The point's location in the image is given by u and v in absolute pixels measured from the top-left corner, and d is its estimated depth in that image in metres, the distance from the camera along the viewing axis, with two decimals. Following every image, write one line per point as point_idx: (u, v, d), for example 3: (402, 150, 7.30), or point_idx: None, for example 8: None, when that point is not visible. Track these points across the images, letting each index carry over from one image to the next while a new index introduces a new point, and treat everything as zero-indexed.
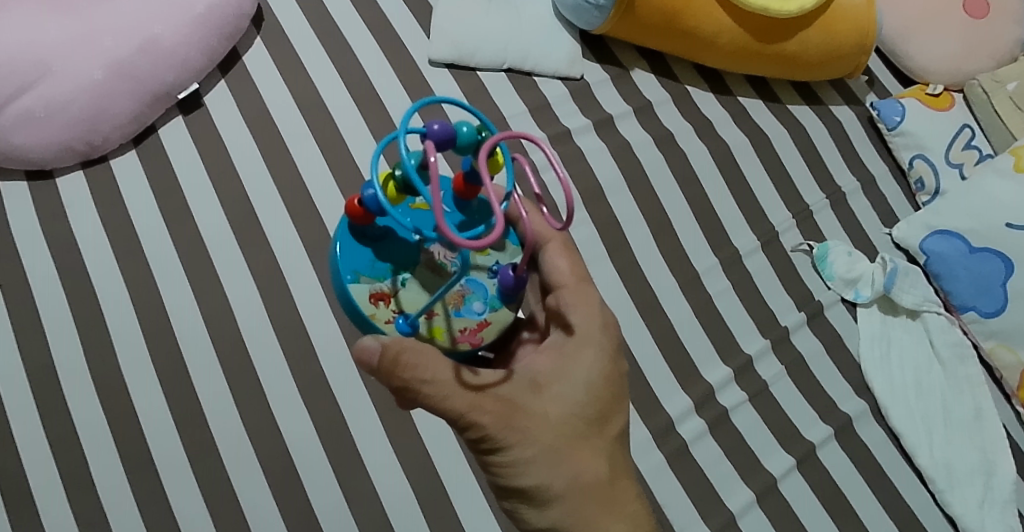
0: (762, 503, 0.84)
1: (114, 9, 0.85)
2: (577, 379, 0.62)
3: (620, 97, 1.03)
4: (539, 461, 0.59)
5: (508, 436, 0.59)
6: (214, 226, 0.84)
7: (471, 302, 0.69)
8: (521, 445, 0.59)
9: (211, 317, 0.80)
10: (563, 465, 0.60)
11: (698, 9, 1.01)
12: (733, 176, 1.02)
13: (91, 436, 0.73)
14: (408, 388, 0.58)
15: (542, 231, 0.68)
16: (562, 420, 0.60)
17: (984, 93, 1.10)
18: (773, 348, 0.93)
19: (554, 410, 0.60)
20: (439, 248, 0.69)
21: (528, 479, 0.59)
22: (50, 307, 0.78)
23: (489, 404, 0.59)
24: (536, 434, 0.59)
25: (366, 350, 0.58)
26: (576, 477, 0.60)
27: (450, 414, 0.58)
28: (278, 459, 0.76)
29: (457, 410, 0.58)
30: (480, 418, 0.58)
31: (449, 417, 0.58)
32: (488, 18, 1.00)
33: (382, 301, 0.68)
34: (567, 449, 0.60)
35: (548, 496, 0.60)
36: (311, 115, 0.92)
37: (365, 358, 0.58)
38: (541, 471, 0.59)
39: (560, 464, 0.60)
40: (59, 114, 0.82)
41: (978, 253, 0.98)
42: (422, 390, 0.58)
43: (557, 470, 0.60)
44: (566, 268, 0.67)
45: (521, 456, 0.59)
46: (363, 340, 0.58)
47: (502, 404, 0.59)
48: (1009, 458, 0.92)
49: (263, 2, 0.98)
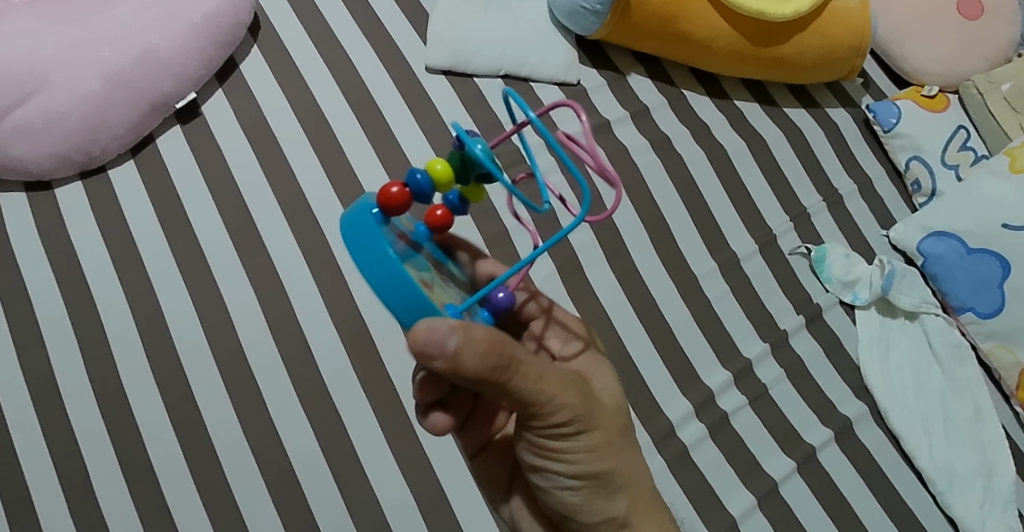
0: (763, 507, 0.84)
1: (112, 18, 0.85)
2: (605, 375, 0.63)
3: (616, 102, 1.04)
4: (610, 444, 0.58)
5: (592, 422, 0.56)
6: (212, 235, 0.84)
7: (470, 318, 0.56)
8: (601, 432, 0.57)
9: (211, 327, 0.80)
10: (624, 452, 0.60)
11: (693, 13, 1.01)
12: (730, 179, 1.02)
13: (92, 446, 0.73)
14: (501, 377, 0.49)
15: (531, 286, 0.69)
16: (614, 410, 0.60)
17: (979, 94, 1.10)
18: (772, 351, 0.94)
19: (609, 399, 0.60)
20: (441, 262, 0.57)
21: (600, 467, 0.58)
22: (50, 317, 0.78)
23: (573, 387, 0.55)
24: (608, 422, 0.58)
25: (447, 335, 0.47)
26: (632, 464, 0.61)
27: (539, 401, 0.52)
28: (279, 467, 0.76)
29: (553, 394, 0.52)
30: (571, 400, 0.54)
31: (539, 403, 0.52)
32: (484, 24, 1.01)
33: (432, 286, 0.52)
34: (625, 431, 0.60)
35: (619, 475, 0.59)
36: (308, 123, 0.92)
37: (442, 343, 0.46)
38: (612, 452, 0.58)
39: (624, 445, 0.60)
40: (58, 125, 0.82)
41: (975, 254, 0.98)
42: (515, 378, 0.50)
43: (623, 449, 0.59)
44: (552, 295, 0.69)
45: (600, 443, 0.57)
46: (437, 321, 0.46)
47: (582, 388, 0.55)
48: (1009, 459, 0.92)
49: (259, 10, 0.98)
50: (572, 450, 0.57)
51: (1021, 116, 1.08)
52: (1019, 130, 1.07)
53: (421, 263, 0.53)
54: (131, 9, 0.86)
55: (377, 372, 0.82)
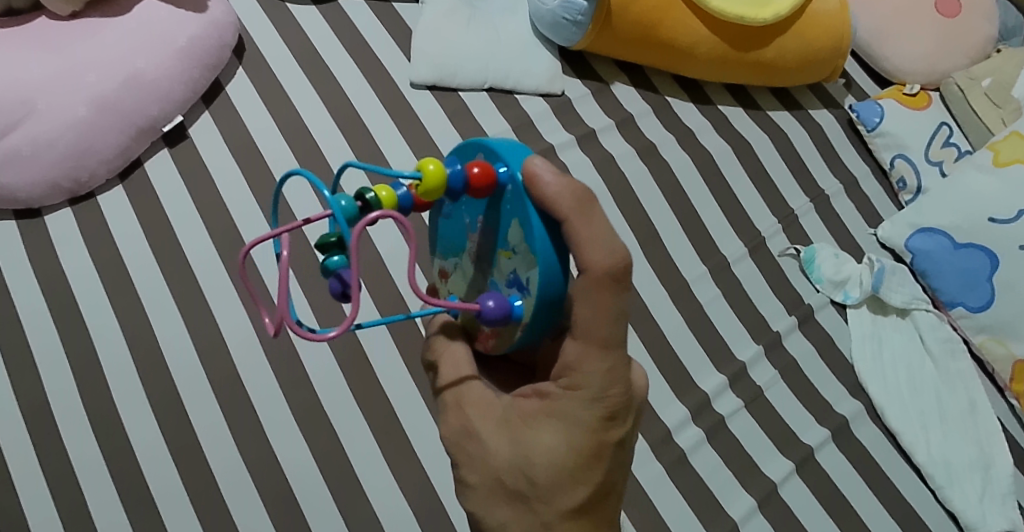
0: (764, 509, 0.84)
1: (97, 45, 0.87)
2: (550, 437, 0.51)
3: (601, 111, 1.04)
4: (478, 492, 0.54)
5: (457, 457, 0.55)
6: (203, 256, 0.85)
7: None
8: (466, 464, 0.54)
9: (205, 348, 0.80)
10: (497, 507, 0.53)
11: (674, 20, 1.02)
12: (717, 184, 1.03)
13: (88, 472, 0.73)
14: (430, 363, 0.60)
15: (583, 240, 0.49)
16: (506, 465, 0.52)
17: (960, 91, 1.11)
18: (766, 353, 0.94)
19: (502, 449, 0.53)
20: (477, 238, 0.56)
21: (469, 503, 0.55)
22: (43, 344, 0.78)
23: (450, 411, 0.56)
24: (480, 462, 0.53)
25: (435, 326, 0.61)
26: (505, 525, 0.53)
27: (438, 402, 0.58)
28: (277, 487, 0.76)
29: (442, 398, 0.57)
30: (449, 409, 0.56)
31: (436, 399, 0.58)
32: (467, 38, 1.01)
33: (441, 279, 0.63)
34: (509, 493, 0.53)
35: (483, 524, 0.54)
36: (295, 142, 0.93)
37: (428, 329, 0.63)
38: (478, 502, 0.54)
39: (501, 502, 0.53)
40: (46, 152, 0.83)
41: (963, 249, 0.99)
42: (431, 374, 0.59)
43: (489, 502, 0.53)
44: (588, 314, 0.50)
45: (465, 474, 0.54)
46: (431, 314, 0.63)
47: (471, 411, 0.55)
48: (1006, 452, 0.92)
49: (243, 32, 0.99)
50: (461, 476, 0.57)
51: (1002, 110, 1.09)
52: (1001, 125, 1.08)
53: (456, 250, 0.59)
54: (116, 36, 0.88)
55: (373, 388, 0.82)
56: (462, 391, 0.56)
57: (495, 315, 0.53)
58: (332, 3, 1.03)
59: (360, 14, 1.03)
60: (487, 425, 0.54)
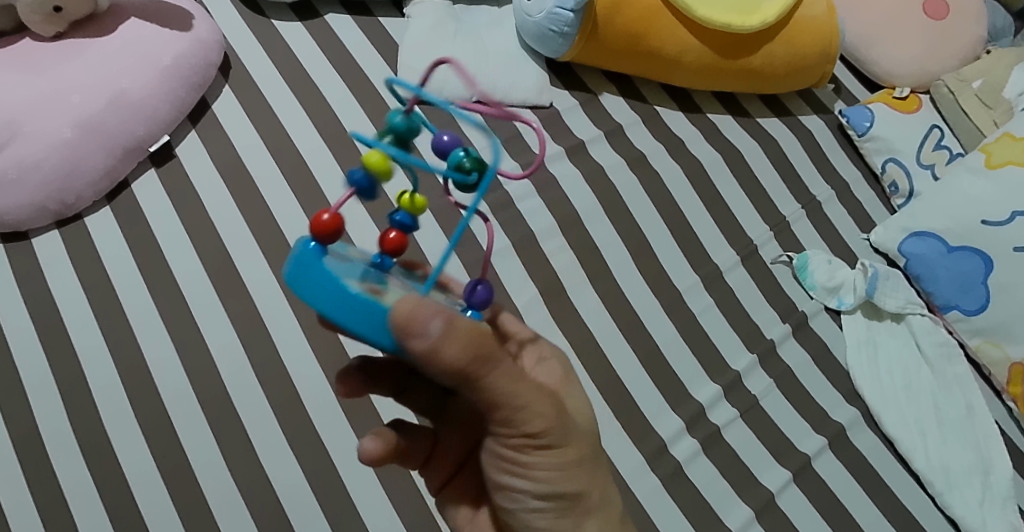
0: (761, 520, 0.83)
1: (80, 67, 0.87)
2: (580, 395, 0.59)
3: (590, 122, 1.04)
4: (584, 468, 0.54)
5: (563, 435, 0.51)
6: (192, 277, 0.84)
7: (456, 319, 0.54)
8: (574, 445, 0.52)
9: (194, 371, 0.79)
10: (595, 472, 0.55)
11: (662, 30, 1.02)
12: (708, 192, 1.03)
13: (79, 499, 0.72)
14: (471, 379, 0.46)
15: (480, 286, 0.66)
16: (590, 427, 0.56)
17: (950, 93, 1.11)
18: (761, 362, 0.93)
19: (584, 418, 0.56)
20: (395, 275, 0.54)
21: (573, 484, 0.53)
22: (31, 367, 0.77)
23: (554, 408, 0.50)
24: (581, 437, 0.54)
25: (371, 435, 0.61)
26: (603, 485, 0.56)
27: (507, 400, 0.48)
28: (269, 508, 0.75)
29: (529, 400, 0.49)
30: (549, 412, 0.50)
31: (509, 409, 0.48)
32: (454, 51, 1.01)
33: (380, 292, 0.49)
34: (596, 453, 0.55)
35: (589, 497, 0.55)
36: (282, 159, 0.92)
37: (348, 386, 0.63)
38: (582, 477, 0.54)
39: (597, 468, 0.55)
40: (32, 175, 0.82)
41: (956, 252, 0.98)
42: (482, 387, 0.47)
43: (595, 470, 0.55)
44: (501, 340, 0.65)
45: (572, 455, 0.53)
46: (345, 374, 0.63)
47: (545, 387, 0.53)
48: (1005, 456, 0.92)
49: (228, 50, 0.99)
50: (543, 470, 0.52)
51: (993, 112, 1.09)
52: (993, 126, 1.08)
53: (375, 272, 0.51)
54: (100, 57, 0.88)
55: (364, 405, 0.81)
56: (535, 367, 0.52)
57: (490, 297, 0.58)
58: (317, 19, 1.03)
59: (345, 30, 1.03)
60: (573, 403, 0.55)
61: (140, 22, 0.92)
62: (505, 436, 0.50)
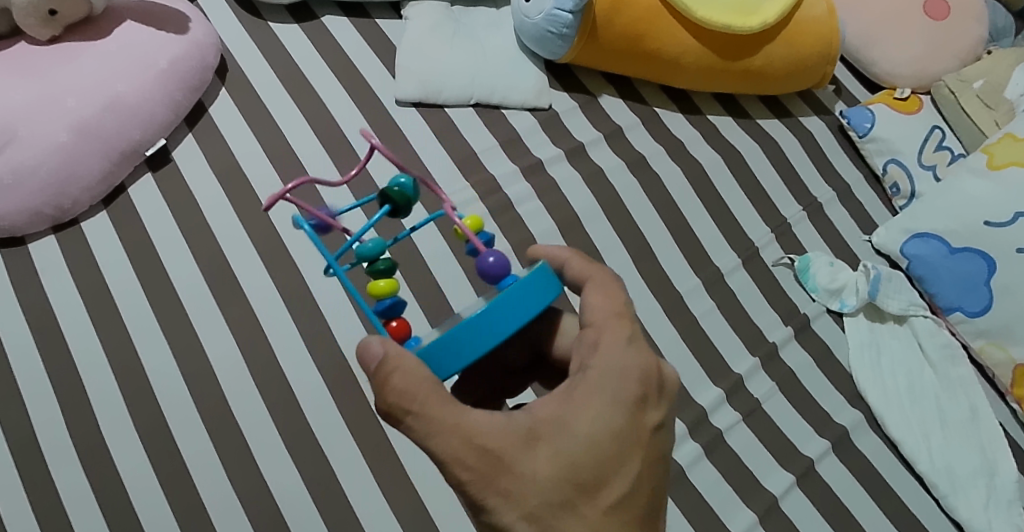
0: (765, 524, 0.83)
1: (76, 71, 0.87)
2: (577, 433, 0.48)
3: (589, 124, 1.03)
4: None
5: (488, 497, 0.47)
6: (189, 281, 0.83)
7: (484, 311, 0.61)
8: (502, 507, 0.47)
9: (191, 376, 0.79)
10: None
11: (661, 31, 1.01)
12: (708, 194, 1.02)
13: (77, 506, 0.72)
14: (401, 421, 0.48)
15: (583, 273, 0.57)
16: (554, 483, 0.47)
17: (952, 94, 1.11)
18: (763, 366, 0.93)
19: (545, 471, 0.47)
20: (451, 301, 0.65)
21: None
22: (28, 373, 0.77)
23: (470, 466, 0.47)
24: (518, 499, 0.47)
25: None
26: None
27: (429, 454, 0.48)
28: (268, 514, 0.74)
29: (438, 454, 0.47)
30: (458, 470, 0.47)
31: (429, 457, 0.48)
32: (452, 53, 1.00)
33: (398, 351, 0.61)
34: (561, 510, 0.47)
35: None
36: (279, 162, 0.92)
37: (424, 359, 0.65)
38: None
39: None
40: (28, 180, 0.82)
41: (959, 253, 0.98)
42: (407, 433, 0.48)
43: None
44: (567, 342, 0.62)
45: (505, 518, 0.47)
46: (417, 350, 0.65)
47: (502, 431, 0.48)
48: (1010, 458, 0.91)
49: (225, 53, 0.98)
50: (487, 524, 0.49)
51: (995, 112, 1.08)
52: (994, 127, 1.08)
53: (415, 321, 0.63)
54: (96, 61, 0.88)
55: (363, 410, 0.80)
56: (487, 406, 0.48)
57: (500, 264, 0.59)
58: (314, 21, 1.02)
59: (342, 32, 1.02)
60: (525, 452, 0.47)
61: (136, 25, 0.91)
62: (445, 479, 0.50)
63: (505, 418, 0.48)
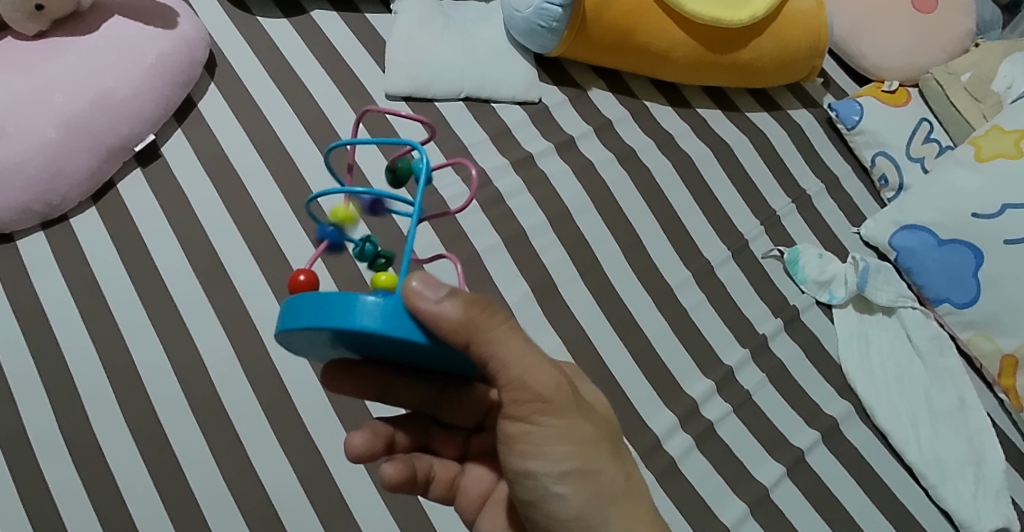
0: (756, 514, 0.83)
1: (64, 66, 0.87)
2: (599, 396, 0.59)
3: (579, 117, 1.04)
4: (596, 448, 0.54)
5: (570, 409, 0.52)
6: (179, 276, 0.83)
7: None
8: (577, 427, 0.52)
9: (183, 371, 0.79)
10: (606, 458, 0.54)
11: (649, 24, 1.02)
12: (698, 187, 1.02)
13: (69, 502, 0.72)
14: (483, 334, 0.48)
15: None
16: (605, 416, 0.57)
17: (939, 86, 1.11)
18: (753, 357, 0.93)
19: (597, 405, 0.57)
20: None
21: (577, 460, 0.53)
22: (19, 371, 0.76)
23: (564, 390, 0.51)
24: (591, 418, 0.54)
25: (428, 282, 0.47)
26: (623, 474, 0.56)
27: (514, 361, 0.49)
28: (260, 508, 0.74)
29: (532, 362, 0.50)
30: (554, 385, 0.51)
31: (516, 371, 0.49)
32: (442, 47, 1.00)
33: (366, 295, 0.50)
34: (616, 442, 0.56)
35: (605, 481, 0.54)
36: (269, 157, 0.92)
37: (390, 479, 0.63)
38: (594, 458, 0.54)
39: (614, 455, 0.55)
40: (15, 177, 0.81)
41: (947, 245, 0.98)
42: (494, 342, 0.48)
43: (605, 454, 0.54)
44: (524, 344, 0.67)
45: (575, 435, 0.52)
46: (382, 471, 0.63)
47: (529, 403, 0.50)
48: (998, 449, 0.92)
49: (214, 48, 0.98)
50: (554, 446, 0.52)
51: (982, 105, 1.09)
52: (981, 120, 1.08)
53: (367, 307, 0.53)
54: (84, 55, 0.88)
55: (354, 402, 0.80)
56: (540, 362, 0.50)
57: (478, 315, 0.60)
58: (302, 16, 1.02)
59: (331, 25, 1.02)
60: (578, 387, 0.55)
61: (124, 19, 0.91)
62: (519, 395, 0.50)
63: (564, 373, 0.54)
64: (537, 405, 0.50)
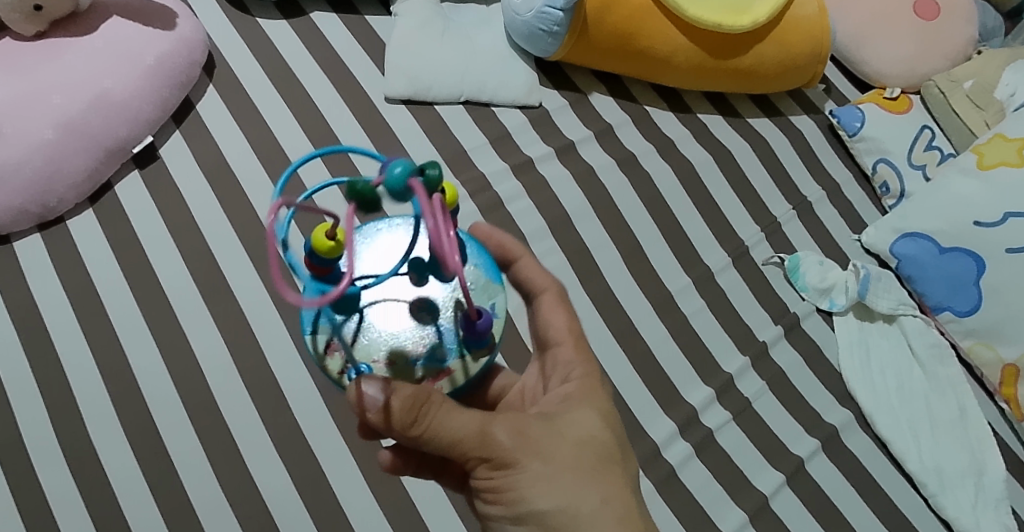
0: (755, 523, 0.82)
1: (63, 67, 0.86)
2: (585, 418, 0.59)
3: (579, 122, 1.03)
4: (560, 483, 0.55)
5: (520, 459, 0.55)
6: (176, 278, 0.83)
7: (433, 350, 0.63)
8: (530, 472, 0.55)
9: (179, 374, 0.78)
10: (578, 489, 0.55)
11: (651, 29, 1.01)
12: (698, 193, 1.02)
13: (63, 507, 0.71)
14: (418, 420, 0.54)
15: (537, 283, 0.65)
16: (579, 442, 0.57)
17: (941, 94, 1.11)
18: (753, 365, 0.93)
19: (570, 432, 0.58)
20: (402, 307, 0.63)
21: (541, 502, 0.55)
22: (14, 373, 0.76)
23: (508, 444, 0.55)
24: (549, 456, 0.56)
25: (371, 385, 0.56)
26: (602, 498, 0.56)
27: (452, 434, 0.55)
28: (256, 513, 0.73)
29: (469, 430, 0.55)
30: (492, 442, 0.55)
31: (457, 442, 0.55)
32: (442, 50, 1.00)
33: (334, 352, 0.63)
34: (594, 468, 0.57)
35: (579, 513, 0.55)
36: (267, 159, 0.91)
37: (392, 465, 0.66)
38: (560, 495, 0.55)
39: (588, 482, 0.56)
40: (12, 178, 0.81)
41: (948, 253, 0.98)
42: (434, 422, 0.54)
43: (574, 487, 0.55)
44: (563, 324, 0.64)
45: (531, 481, 0.55)
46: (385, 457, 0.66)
47: (479, 468, 0.55)
48: (998, 458, 0.91)
49: (213, 50, 0.98)
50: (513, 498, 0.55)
51: (984, 113, 1.09)
52: (984, 128, 1.08)
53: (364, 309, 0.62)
54: (83, 56, 0.87)
55: (350, 408, 0.80)
56: (478, 430, 0.55)
57: (487, 327, 0.62)
58: (302, 17, 1.02)
59: (331, 27, 1.02)
60: (539, 425, 0.57)
61: (123, 20, 0.90)
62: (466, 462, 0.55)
63: (516, 422, 0.56)
64: (484, 464, 0.55)
